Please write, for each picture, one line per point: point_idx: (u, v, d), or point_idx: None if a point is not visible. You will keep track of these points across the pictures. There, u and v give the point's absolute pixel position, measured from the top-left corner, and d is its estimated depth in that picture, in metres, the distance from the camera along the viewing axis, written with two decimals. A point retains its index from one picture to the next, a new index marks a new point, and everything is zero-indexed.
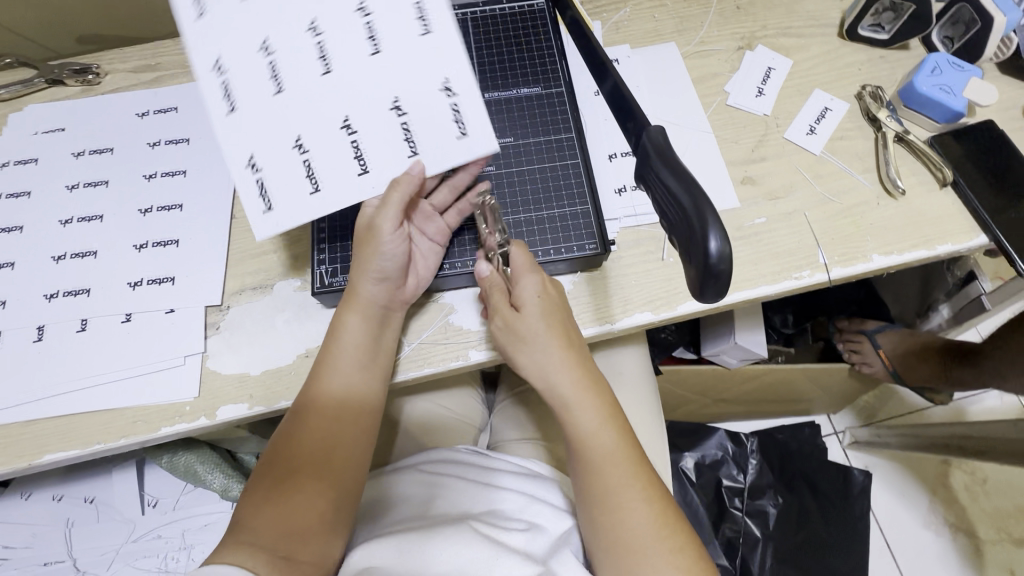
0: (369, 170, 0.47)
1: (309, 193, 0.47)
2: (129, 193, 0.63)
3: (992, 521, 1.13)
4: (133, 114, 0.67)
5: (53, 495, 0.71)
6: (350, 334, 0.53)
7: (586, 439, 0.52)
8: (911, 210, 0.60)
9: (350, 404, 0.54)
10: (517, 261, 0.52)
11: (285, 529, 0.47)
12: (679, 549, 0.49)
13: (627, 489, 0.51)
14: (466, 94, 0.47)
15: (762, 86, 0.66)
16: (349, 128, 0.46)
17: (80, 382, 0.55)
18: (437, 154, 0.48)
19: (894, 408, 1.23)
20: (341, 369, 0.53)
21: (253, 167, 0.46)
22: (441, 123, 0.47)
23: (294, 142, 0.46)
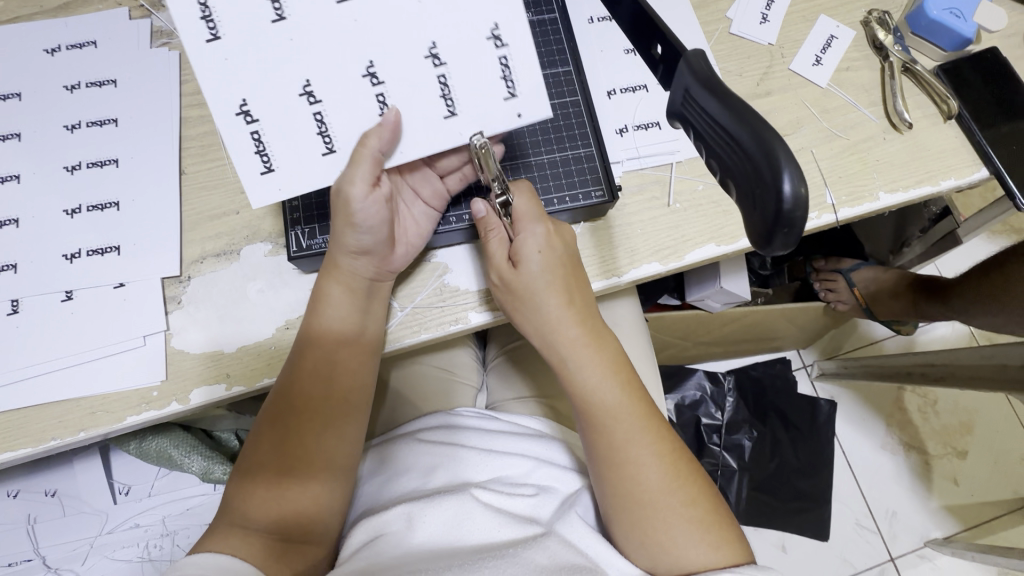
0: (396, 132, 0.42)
1: (321, 152, 0.41)
2: (49, 148, 0.53)
3: (940, 437, 1.22)
4: (39, 49, 0.55)
5: (6, 493, 0.64)
6: (333, 309, 0.48)
7: (588, 394, 0.48)
8: (916, 145, 0.58)
9: (339, 387, 0.49)
10: (521, 207, 0.48)
11: (278, 517, 0.46)
12: (693, 502, 0.46)
13: (633, 443, 0.47)
14: (518, 44, 0.41)
15: (766, 12, 0.61)
16: (372, 77, 0.40)
17: (21, 372, 0.48)
18: (479, 109, 0.42)
19: (859, 340, 1.28)
20: (323, 346, 0.48)
21: (246, 115, 0.39)
22: (488, 77, 0.41)
23: (301, 89, 0.39)
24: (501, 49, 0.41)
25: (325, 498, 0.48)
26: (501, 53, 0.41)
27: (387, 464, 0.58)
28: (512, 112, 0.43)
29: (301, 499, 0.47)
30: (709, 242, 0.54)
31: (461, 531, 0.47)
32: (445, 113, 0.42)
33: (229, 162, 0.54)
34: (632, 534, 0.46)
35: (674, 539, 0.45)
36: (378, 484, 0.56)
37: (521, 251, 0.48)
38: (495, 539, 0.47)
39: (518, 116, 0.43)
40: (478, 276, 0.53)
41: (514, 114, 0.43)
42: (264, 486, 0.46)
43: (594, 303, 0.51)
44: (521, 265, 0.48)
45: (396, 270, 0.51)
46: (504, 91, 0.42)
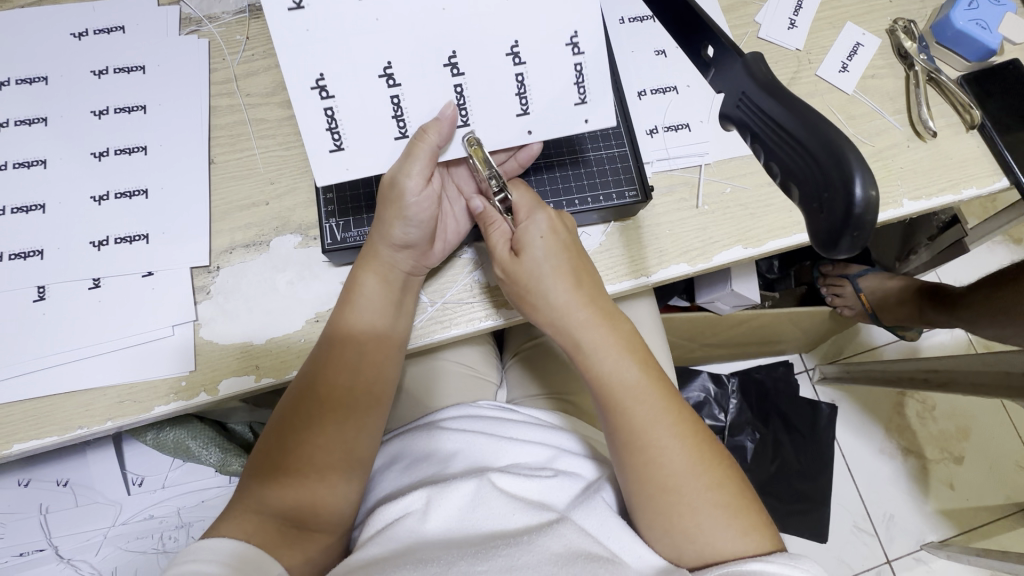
0: (469, 125, 0.43)
1: (394, 136, 0.43)
2: (75, 134, 0.52)
3: (937, 442, 1.24)
4: (66, 33, 0.54)
5: (17, 481, 0.62)
6: (365, 300, 0.48)
7: (607, 382, 0.48)
8: (940, 153, 0.58)
9: (367, 377, 0.49)
10: (520, 201, 0.48)
11: (297, 503, 0.45)
12: (717, 486, 0.46)
13: (655, 426, 0.46)
14: (593, 54, 0.43)
15: (793, 18, 0.62)
16: (454, 67, 0.41)
17: (46, 360, 0.47)
18: (551, 107, 0.43)
19: (860, 345, 1.30)
20: (351, 336, 0.48)
21: (321, 90, 0.40)
22: (563, 84, 0.43)
23: (382, 71, 0.41)
24: (577, 56, 0.43)
25: (342, 487, 0.47)
26: (577, 60, 0.43)
27: (405, 453, 0.57)
28: (581, 118, 0.45)
29: (318, 487, 0.46)
30: (736, 244, 0.54)
31: (479, 514, 0.46)
32: (518, 112, 0.43)
33: (259, 153, 0.54)
34: (654, 522, 0.46)
35: (698, 524, 0.44)
36: (396, 470, 0.55)
37: (525, 239, 0.47)
38: (510, 524, 0.45)
39: (584, 123, 0.44)
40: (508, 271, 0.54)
41: (582, 119, 0.44)
42: (286, 474, 0.46)
43: (604, 290, 0.50)
44: (524, 254, 0.47)
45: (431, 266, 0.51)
46: (576, 96, 0.44)
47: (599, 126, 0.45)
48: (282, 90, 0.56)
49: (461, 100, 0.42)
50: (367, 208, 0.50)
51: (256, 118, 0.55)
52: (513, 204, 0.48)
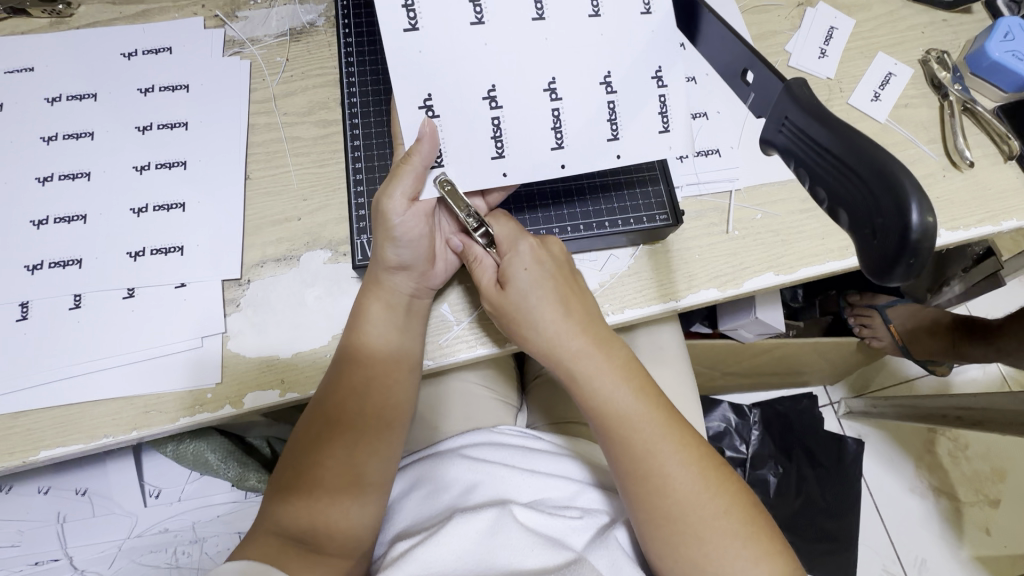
0: (564, 147, 0.45)
1: (491, 156, 0.44)
2: (118, 149, 0.54)
3: (972, 483, 1.18)
4: (118, 53, 0.57)
5: (37, 488, 0.63)
6: (380, 324, 0.48)
7: (611, 409, 0.46)
8: (976, 184, 0.57)
9: (375, 399, 0.48)
10: (501, 232, 0.48)
11: (308, 526, 0.44)
12: (727, 514, 0.44)
13: (659, 452, 0.45)
14: (679, 85, 0.45)
15: (824, 47, 0.62)
16: (553, 92, 0.44)
17: (76, 368, 0.47)
18: (638, 139, 0.46)
19: (887, 379, 1.26)
20: (366, 359, 0.48)
21: (428, 107, 0.43)
22: (650, 113, 0.45)
23: (486, 92, 0.43)
24: (662, 89, 0.45)
25: (355, 511, 0.46)
26: (662, 92, 0.45)
27: (430, 478, 0.54)
28: (664, 146, 0.46)
29: (329, 510, 0.45)
30: (767, 270, 0.53)
31: (497, 542, 0.44)
32: (608, 137, 0.45)
33: (294, 170, 0.55)
34: (667, 557, 0.44)
35: (711, 557, 0.43)
36: (417, 499, 0.53)
37: (508, 269, 0.47)
38: (528, 562, 0.44)
39: (670, 149, 0.46)
40: None
41: (666, 147, 0.46)
42: (305, 496, 0.45)
43: (597, 310, 0.49)
44: (509, 285, 0.46)
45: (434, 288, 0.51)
46: (660, 125, 0.46)
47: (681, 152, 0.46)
48: (319, 109, 0.57)
49: (556, 123, 0.44)
50: None
51: (292, 136, 0.56)
52: (494, 237, 0.48)
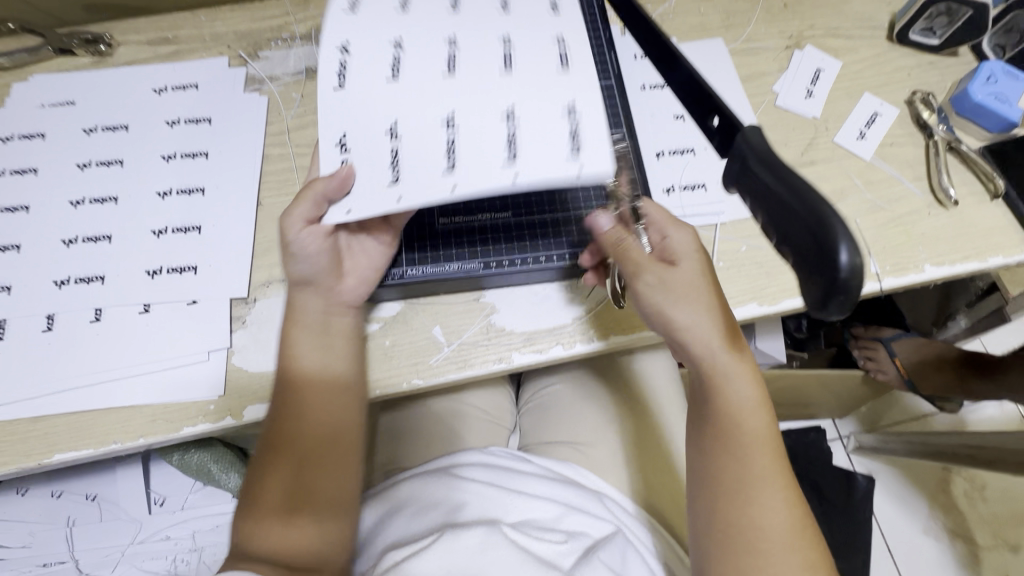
0: (456, 171, 0.41)
1: (388, 183, 0.41)
2: (145, 176, 0.59)
3: (990, 526, 1.14)
4: (150, 89, 0.62)
5: (50, 492, 0.66)
6: (306, 346, 0.50)
7: (739, 412, 0.44)
8: (963, 221, 0.58)
9: (319, 422, 0.50)
10: (657, 214, 0.47)
11: (278, 549, 0.46)
12: (812, 567, 0.41)
13: (766, 481, 0.43)
14: (590, 113, 0.42)
15: (811, 87, 0.65)
16: (510, 119, 0.42)
17: (93, 377, 0.51)
18: (539, 162, 0.40)
19: (898, 415, 1.23)
20: (303, 383, 0.49)
21: (343, 145, 0.42)
22: (554, 140, 0.41)
23: (390, 129, 0.42)
24: (572, 118, 0.42)
25: (314, 530, 0.48)
26: (573, 119, 0.42)
27: (420, 498, 0.55)
28: (570, 170, 0.41)
29: (287, 532, 0.47)
30: (750, 301, 0.55)
31: (487, 558, 0.45)
32: (504, 161, 0.41)
33: None
34: None
35: None
36: (403, 517, 0.53)
37: (674, 251, 0.46)
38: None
39: (576, 173, 0.40)
40: (524, 317, 0.54)
41: (573, 171, 0.40)
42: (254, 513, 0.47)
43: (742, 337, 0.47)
44: (678, 267, 0.45)
45: (357, 302, 0.51)
46: (569, 150, 0.41)
47: (587, 178, 0.40)
48: None
49: (450, 152, 0.41)
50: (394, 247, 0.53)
51: (303, 166, 0.60)
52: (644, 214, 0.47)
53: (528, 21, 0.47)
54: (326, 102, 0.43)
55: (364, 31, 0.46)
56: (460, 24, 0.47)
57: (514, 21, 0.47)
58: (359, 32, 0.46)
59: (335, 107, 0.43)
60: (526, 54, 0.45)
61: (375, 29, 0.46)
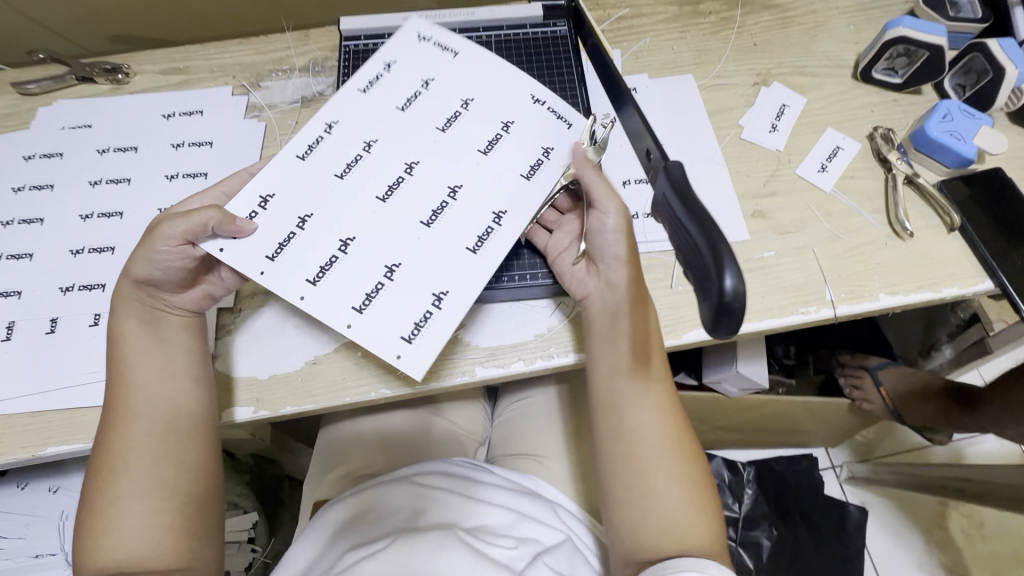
0: (315, 286, 0.46)
1: (267, 256, 0.46)
2: (149, 194, 0.64)
3: (987, 564, 1.12)
4: (160, 114, 0.68)
5: (48, 487, 0.70)
6: (144, 352, 0.49)
7: (636, 336, 0.50)
8: (919, 253, 0.60)
9: (166, 419, 0.48)
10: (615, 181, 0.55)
11: (151, 552, 0.45)
12: (688, 465, 0.48)
13: (648, 395, 0.50)
14: (460, 292, 0.47)
15: (775, 121, 0.68)
16: (389, 273, 0.47)
17: (87, 376, 0.55)
18: (373, 329, 0.45)
19: (892, 446, 1.22)
20: (144, 384, 0.48)
21: (263, 202, 0.47)
22: (405, 317, 0.46)
23: (301, 216, 0.47)
24: (432, 307, 0.46)
25: (187, 522, 0.47)
26: (438, 292, 0.47)
27: (381, 506, 0.57)
28: (394, 350, 0.45)
29: (151, 535, 0.45)
30: None
31: (442, 556, 0.47)
32: (354, 306, 0.46)
33: None
34: (621, 491, 0.48)
35: (659, 495, 0.47)
36: (361, 524, 0.56)
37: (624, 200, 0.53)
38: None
39: (394, 357, 0.45)
40: (490, 333, 0.57)
41: (394, 353, 0.45)
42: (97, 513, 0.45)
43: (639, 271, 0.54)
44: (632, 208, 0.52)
45: (195, 310, 0.52)
46: (408, 330, 0.46)
47: (401, 368, 0.45)
48: None
49: (321, 273, 0.46)
50: None
51: None
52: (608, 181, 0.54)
53: (491, 175, 0.50)
54: (282, 157, 0.49)
55: (357, 120, 0.51)
56: (430, 151, 0.51)
57: (478, 169, 0.50)
58: (355, 120, 0.51)
59: (286, 171, 0.48)
60: (458, 208, 0.49)
61: (363, 121, 0.51)
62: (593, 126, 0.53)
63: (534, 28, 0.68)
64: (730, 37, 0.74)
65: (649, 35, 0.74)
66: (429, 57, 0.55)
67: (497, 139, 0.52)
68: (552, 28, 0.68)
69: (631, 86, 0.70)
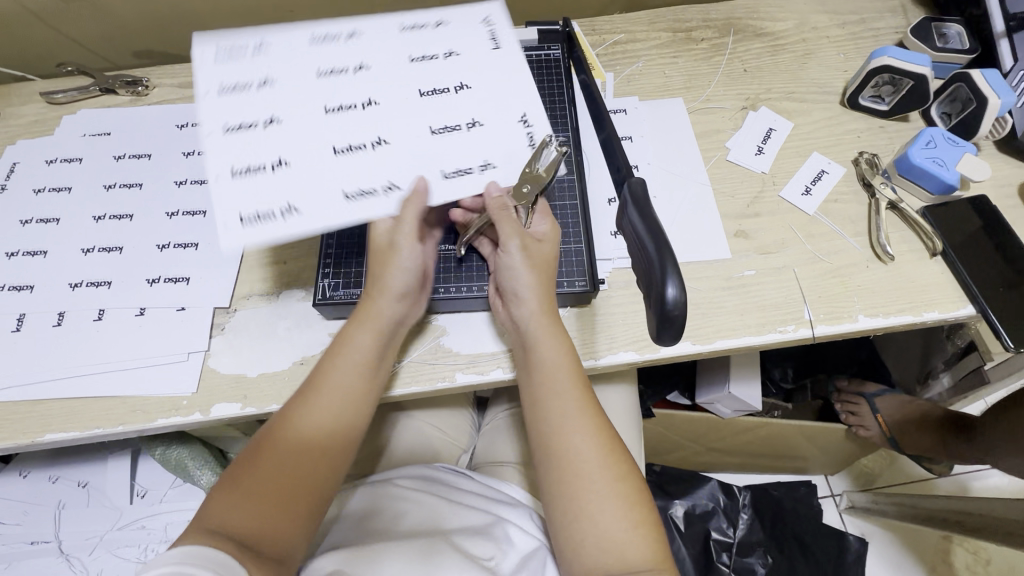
0: (225, 133, 0.49)
1: (220, 84, 0.51)
2: (158, 198, 0.67)
3: None
4: (174, 124, 0.72)
5: (47, 476, 0.73)
6: (358, 347, 0.52)
7: (546, 371, 0.51)
8: (901, 276, 0.61)
9: (331, 419, 0.50)
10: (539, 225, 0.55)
11: (254, 533, 0.44)
12: (621, 479, 0.49)
13: (572, 423, 0.50)
14: (311, 210, 0.48)
15: (761, 145, 0.69)
16: (279, 164, 0.49)
17: (87, 368, 0.58)
18: (225, 196, 0.47)
19: (893, 476, 1.20)
20: (328, 382, 0.51)
21: (258, 47, 0.53)
22: (254, 204, 0.47)
23: (264, 79, 0.51)
24: (289, 207, 0.48)
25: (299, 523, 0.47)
26: (293, 206, 0.48)
27: (362, 509, 0.58)
28: (230, 214, 0.47)
29: (266, 523, 0.45)
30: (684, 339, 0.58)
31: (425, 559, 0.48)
32: (235, 172, 0.48)
33: None
34: (564, 510, 0.49)
35: (600, 513, 0.48)
36: (340, 528, 0.57)
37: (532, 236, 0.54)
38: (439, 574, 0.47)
39: (231, 218, 0.47)
40: (470, 341, 0.59)
41: (232, 217, 0.47)
42: (229, 492, 0.46)
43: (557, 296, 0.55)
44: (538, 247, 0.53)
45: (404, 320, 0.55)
46: (280, 208, 0.47)
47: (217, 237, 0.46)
48: None
49: (237, 128, 0.49)
50: (356, 272, 0.59)
51: None
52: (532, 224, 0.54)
53: (428, 144, 0.51)
54: (290, 34, 0.54)
55: (364, 48, 0.54)
56: (394, 101, 0.52)
57: (413, 141, 0.51)
58: (364, 47, 0.54)
59: (294, 48, 0.53)
60: (370, 157, 0.50)
61: (374, 47, 0.54)
62: (541, 152, 0.52)
63: (528, 51, 0.71)
64: (721, 63, 0.76)
65: (642, 59, 0.76)
66: (477, 34, 0.56)
67: (446, 95, 0.53)
68: (547, 50, 0.71)
69: (621, 108, 0.72)
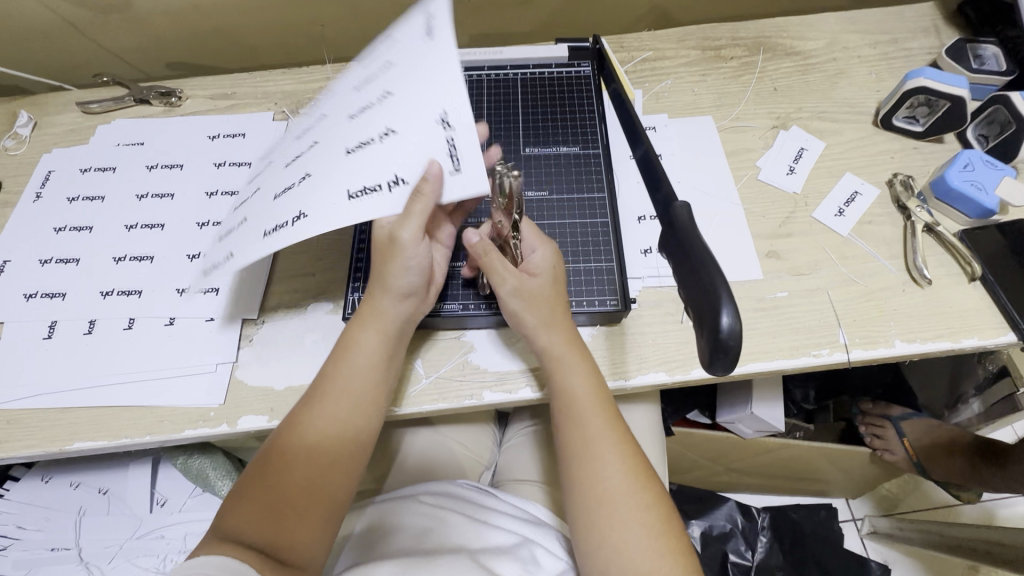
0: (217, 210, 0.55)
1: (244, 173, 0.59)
2: (188, 208, 0.68)
3: None
4: (206, 135, 0.73)
5: (69, 483, 0.73)
6: (367, 347, 0.51)
7: (572, 394, 0.51)
8: (939, 301, 0.60)
9: (334, 425, 0.49)
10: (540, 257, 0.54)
11: (269, 537, 0.44)
12: (647, 506, 0.47)
13: (602, 444, 0.49)
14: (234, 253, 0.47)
15: (793, 164, 0.69)
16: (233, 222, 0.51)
17: (116, 377, 0.58)
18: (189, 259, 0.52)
19: (917, 501, 1.17)
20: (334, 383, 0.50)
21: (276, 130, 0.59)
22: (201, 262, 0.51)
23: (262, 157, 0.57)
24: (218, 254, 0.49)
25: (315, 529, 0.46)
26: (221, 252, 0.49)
27: (384, 527, 0.58)
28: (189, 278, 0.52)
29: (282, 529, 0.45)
30: None
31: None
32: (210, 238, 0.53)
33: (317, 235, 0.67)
34: (590, 535, 0.47)
35: (626, 538, 0.46)
36: (364, 545, 0.56)
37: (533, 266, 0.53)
38: None
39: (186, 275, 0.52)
40: (498, 358, 0.59)
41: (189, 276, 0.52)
42: (245, 498, 0.46)
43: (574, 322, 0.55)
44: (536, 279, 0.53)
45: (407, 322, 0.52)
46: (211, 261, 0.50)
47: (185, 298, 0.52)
48: None
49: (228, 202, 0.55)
50: None
51: None
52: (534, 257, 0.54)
53: (347, 167, 0.45)
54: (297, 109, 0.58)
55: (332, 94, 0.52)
56: (326, 129, 0.48)
57: (327, 163, 0.46)
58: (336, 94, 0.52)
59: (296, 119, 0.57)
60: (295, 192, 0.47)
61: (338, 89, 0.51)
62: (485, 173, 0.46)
63: (558, 68, 0.71)
64: (751, 81, 0.76)
65: (672, 77, 0.76)
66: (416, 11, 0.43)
67: (366, 108, 0.45)
68: (576, 68, 0.71)
69: (650, 125, 0.72)
